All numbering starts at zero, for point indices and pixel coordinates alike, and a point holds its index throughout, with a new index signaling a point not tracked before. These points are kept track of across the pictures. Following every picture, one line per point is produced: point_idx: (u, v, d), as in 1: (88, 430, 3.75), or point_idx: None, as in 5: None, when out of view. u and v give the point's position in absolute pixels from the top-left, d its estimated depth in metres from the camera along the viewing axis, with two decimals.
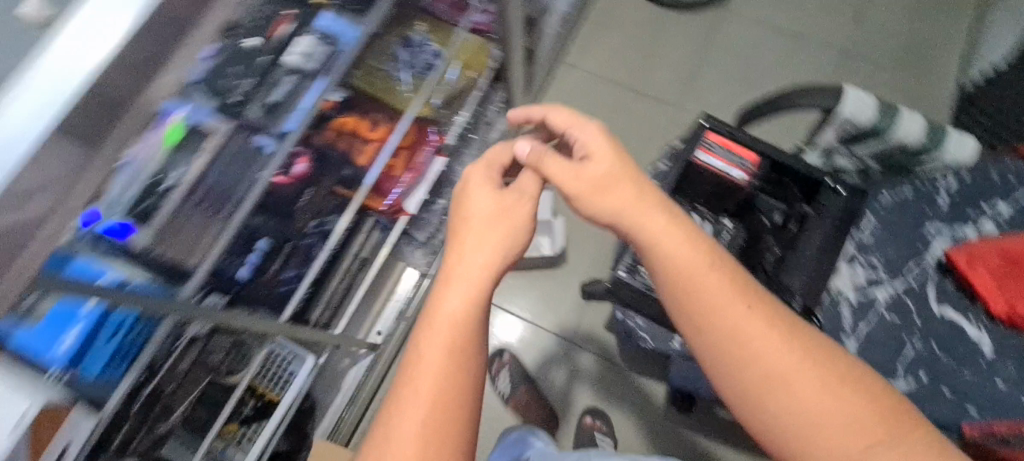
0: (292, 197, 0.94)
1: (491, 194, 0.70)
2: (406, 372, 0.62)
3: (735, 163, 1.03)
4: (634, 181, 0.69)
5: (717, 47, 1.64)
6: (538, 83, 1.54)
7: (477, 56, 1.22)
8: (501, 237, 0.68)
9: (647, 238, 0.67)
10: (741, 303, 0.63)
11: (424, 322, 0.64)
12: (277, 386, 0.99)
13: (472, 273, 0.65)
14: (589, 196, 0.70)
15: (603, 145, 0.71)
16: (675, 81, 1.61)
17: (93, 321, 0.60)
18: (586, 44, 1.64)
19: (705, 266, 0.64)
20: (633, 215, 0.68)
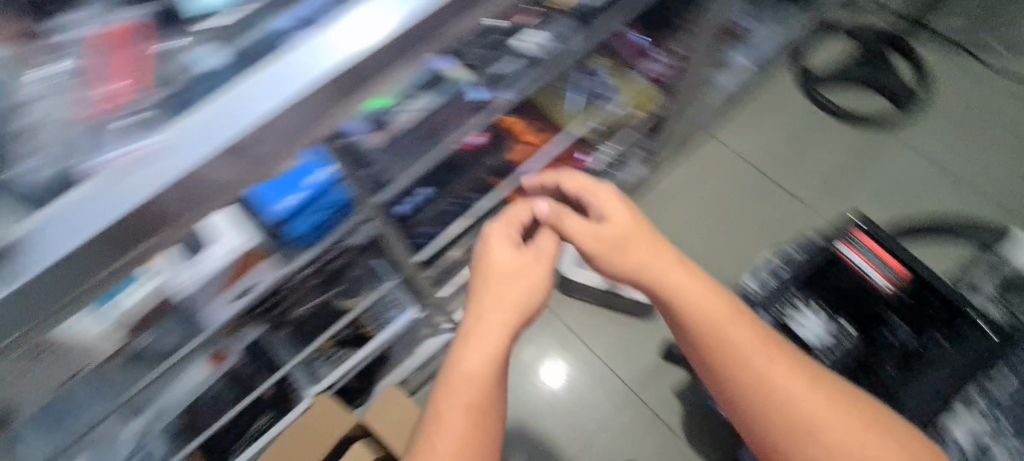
0: (454, 166, 1.04)
1: (510, 255, 0.79)
2: (437, 406, 0.72)
3: (875, 262, 1.03)
4: (651, 240, 0.78)
5: (871, 166, 1.61)
6: (684, 144, 1.58)
7: (645, 99, 1.28)
8: (520, 291, 0.77)
9: (671, 295, 0.75)
10: (752, 339, 0.73)
11: (449, 371, 0.73)
12: (375, 322, 1.13)
13: (493, 325, 0.75)
14: (611, 257, 0.78)
15: (619, 208, 0.80)
16: (817, 185, 1.59)
17: (315, 190, 0.74)
18: (737, 124, 1.67)
19: (718, 310, 0.74)
20: (658, 270, 0.76)
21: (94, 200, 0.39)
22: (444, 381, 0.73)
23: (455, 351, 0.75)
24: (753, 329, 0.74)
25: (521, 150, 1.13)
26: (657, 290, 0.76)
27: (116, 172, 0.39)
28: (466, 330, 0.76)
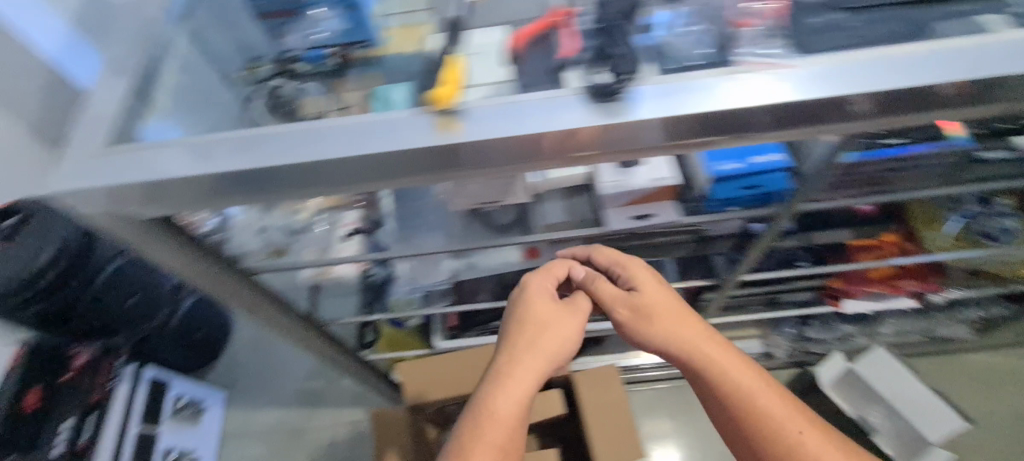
0: (817, 222, 0.94)
1: (543, 298, 0.72)
2: (463, 441, 0.62)
3: None
4: (683, 310, 0.70)
5: None
6: None
7: None
8: (554, 339, 0.69)
9: (704, 366, 0.67)
10: (789, 409, 0.65)
11: (482, 409, 0.63)
12: None
13: (526, 372, 0.66)
14: (641, 324, 0.70)
15: (647, 275, 0.73)
16: None
17: (761, 168, 0.65)
18: None
19: (746, 377, 0.66)
20: (690, 342, 0.68)
21: (712, 86, 0.46)
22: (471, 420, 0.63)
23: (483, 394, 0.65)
24: (786, 397, 0.66)
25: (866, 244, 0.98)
26: (690, 362, 0.68)
27: (729, 73, 0.47)
28: (495, 374, 0.66)
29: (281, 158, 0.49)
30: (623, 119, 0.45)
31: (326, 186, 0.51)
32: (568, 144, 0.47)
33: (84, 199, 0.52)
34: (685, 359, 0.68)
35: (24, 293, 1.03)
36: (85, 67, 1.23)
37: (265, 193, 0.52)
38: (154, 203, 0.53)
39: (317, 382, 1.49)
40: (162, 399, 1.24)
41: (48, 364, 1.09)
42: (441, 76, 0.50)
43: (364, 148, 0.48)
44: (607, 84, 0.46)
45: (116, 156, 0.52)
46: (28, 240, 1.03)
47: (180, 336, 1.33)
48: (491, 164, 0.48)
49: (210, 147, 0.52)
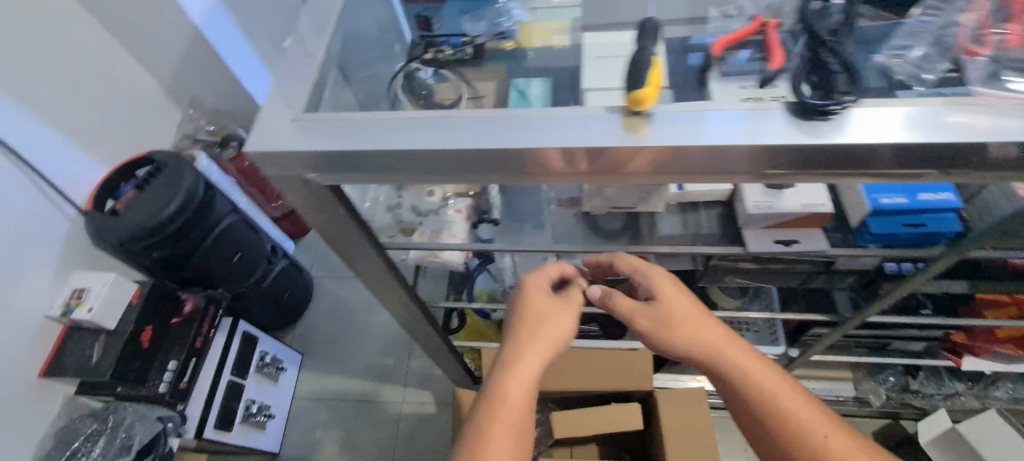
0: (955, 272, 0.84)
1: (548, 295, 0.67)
2: (477, 434, 0.55)
3: None
4: (707, 319, 0.62)
5: None
6: None
7: None
8: (560, 339, 0.64)
9: (738, 379, 0.58)
10: (839, 434, 0.55)
11: (487, 406, 0.57)
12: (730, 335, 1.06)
13: (531, 368, 0.60)
14: (663, 334, 0.62)
15: (669, 282, 0.65)
16: None
17: (926, 206, 0.61)
18: None
19: (784, 392, 0.57)
20: (711, 345, 0.60)
21: (938, 117, 0.41)
22: (477, 418, 0.56)
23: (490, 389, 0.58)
24: (832, 418, 0.56)
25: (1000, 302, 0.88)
26: (721, 375, 0.59)
27: (961, 104, 0.41)
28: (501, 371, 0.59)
29: (463, 142, 0.46)
30: (833, 142, 0.41)
31: (504, 173, 0.49)
32: (763, 160, 0.43)
33: (261, 162, 0.49)
34: (715, 372, 0.60)
35: (153, 236, 1.11)
36: (232, 47, 1.32)
37: (441, 176, 0.50)
38: (330, 172, 0.50)
39: (388, 359, 1.52)
40: (252, 352, 1.31)
41: (162, 306, 1.14)
42: (648, 72, 0.43)
43: (552, 142, 0.45)
44: (819, 101, 0.41)
45: (288, 118, 0.49)
46: (161, 186, 1.14)
47: (269, 297, 1.43)
48: (674, 170, 0.46)
49: (361, 126, 0.48)
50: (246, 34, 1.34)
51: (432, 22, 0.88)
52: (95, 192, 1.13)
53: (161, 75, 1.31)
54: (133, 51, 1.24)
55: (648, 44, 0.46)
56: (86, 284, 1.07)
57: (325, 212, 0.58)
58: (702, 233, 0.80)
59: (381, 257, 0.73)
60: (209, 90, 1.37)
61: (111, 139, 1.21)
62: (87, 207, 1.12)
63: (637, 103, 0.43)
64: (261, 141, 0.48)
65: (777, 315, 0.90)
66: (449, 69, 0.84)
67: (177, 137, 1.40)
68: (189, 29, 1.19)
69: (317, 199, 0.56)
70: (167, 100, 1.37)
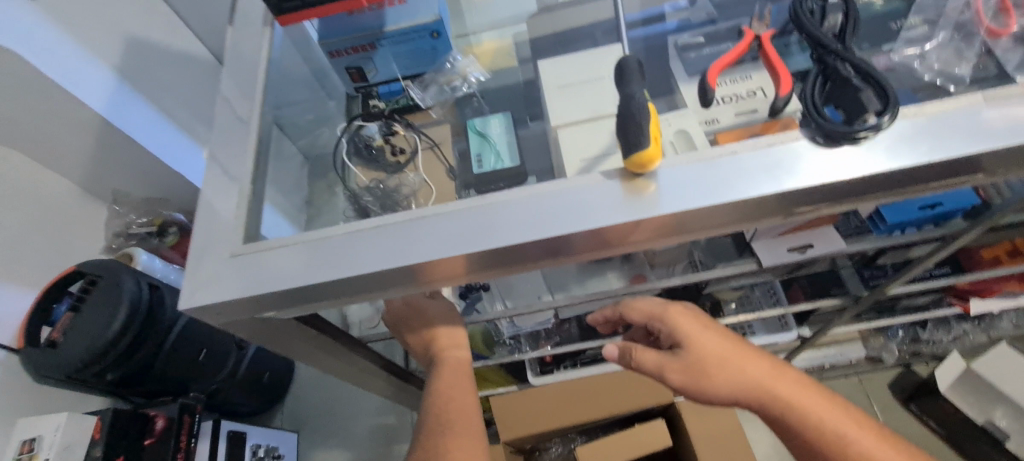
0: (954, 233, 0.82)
1: (433, 306, 0.63)
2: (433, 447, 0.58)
3: None
4: (741, 353, 0.58)
5: None
6: None
7: None
8: (465, 350, 0.65)
9: (783, 411, 0.57)
10: (880, 443, 0.56)
11: (433, 444, 0.58)
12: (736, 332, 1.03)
13: (461, 388, 0.62)
14: (700, 385, 0.58)
15: (693, 321, 0.60)
16: None
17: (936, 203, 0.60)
18: None
19: (827, 413, 0.56)
20: (753, 383, 0.57)
21: (980, 118, 0.36)
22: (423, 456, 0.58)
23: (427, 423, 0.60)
24: (869, 424, 0.57)
25: (984, 253, 0.88)
26: (766, 409, 0.57)
27: (1000, 98, 0.36)
28: (432, 400, 0.61)
29: (445, 248, 0.39)
30: (876, 169, 0.35)
31: (497, 267, 0.41)
32: (798, 200, 0.37)
33: (208, 313, 0.40)
34: (761, 406, 0.58)
35: (103, 360, 0.99)
36: (150, 127, 1.18)
37: (426, 282, 0.42)
38: (292, 306, 0.41)
39: (390, 417, 1.43)
40: (243, 447, 1.21)
41: (130, 429, 1.01)
42: (647, 128, 0.36)
43: (549, 230, 0.38)
44: (847, 125, 0.36)
45: (224, 256, 0.41)
46: (99, 301, 1.02)
47: (248, 383, 1.32)
48: (691, 230, 0.40)
49: (308, 250, 0.40)
50: (163, 113, 1.22)
51: (365, 72, 0.76)
52: (25, 324, 0.99)
53: (75, 175, 1.18)
54: (37, 157, 1.11)
55: (635, 89, 0.39)
56: (36, 432, 0.93)
57: (296, 339, 0.50)
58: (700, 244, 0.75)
59: (366, 356, 0.64)
60: (134, 180, 1.24)
61: (33, 259, 1.08)
62: (21, 343, 0.99)
63: (640, 166, 0.36)
64: (204, 292, 0.39)
65: (787, 308, 0.85)
66: (394, 118, 0.77)
67: (108, 237, 1.27)
68: (96, 122, 1.06)
69: (287, 334, 0.48)
70: (88, 200, 1.24)
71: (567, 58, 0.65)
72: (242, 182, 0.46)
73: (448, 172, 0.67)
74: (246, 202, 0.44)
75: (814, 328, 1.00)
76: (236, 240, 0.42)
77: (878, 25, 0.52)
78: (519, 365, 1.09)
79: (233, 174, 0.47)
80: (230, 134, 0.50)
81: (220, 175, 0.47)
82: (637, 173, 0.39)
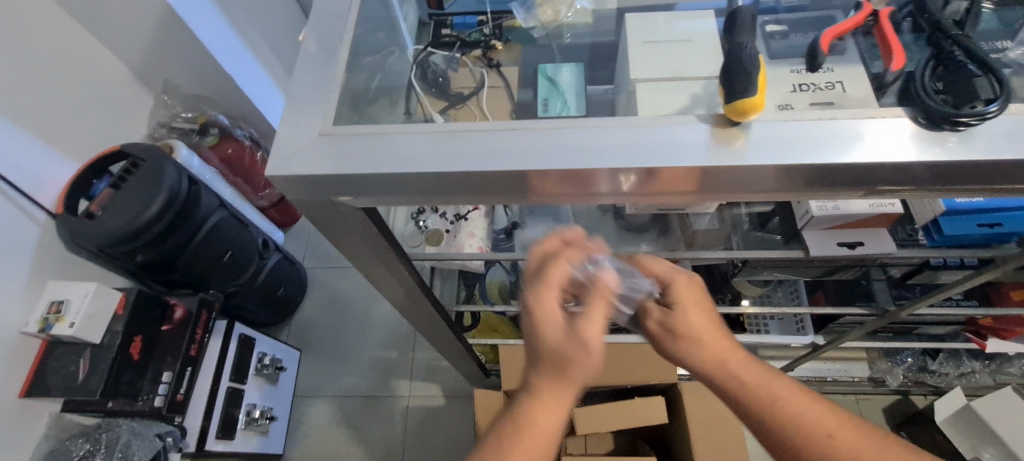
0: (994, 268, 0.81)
1: (550, 303, 0.47)
2: None
3: None
4: (708, 325, 0.59)
5: None
6: None
7: None
8: (557, 419, 0.46)
9: (729, 383, 0.54)
10: (811, 404, 0.51)
11: None
12: (753, 328, 1.05)
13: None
14: (671, 347, 0.59)
15: (690, 292, 0.60)
16: None
17: (1001, 218, 0.58)
18: None
19: (761, 376, 0.54)
20: (712, 353, 0.57)
21: None
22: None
23: None
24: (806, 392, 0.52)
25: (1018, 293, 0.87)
26: (716, 381, 0.55)
27: None
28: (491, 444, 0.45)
29: (518, 162, 0.39)
30: (973, 158, 0.35)
31: (568, 193, 0.42)
32: (883, 178, 0.37)
33: (287, 187, 0.42)
34: (707, 374, 0.56)
35: (135, 240, 1.01)
36: (212, 24, 1.18)
37: (497, 196, 0.43)
38: (367, 195, 0.43)
39: (392, 352, 1.47)
40: (250, 354, 1.24)
41: (150, 313, 1.04)
42: (756, 78, 0.36)
43: (621, 162, 0.38)
44: (954, 108, 0.36)
45: (309, 134, 0.42)
46: (139, 184, 1.03)
47: (263, 294, 1.35)
48: (756, 190, 0.40)
49: (378, 141, 0.41)
50: (225, 14, 1.22)
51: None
52: (66, 193, 1.01)
53: (129, 58, 1.19)
54: (97, 33, 1.12)
55: (745, 42, 0.39)
56: (65, 296, 0.96)
57: (354, 234, 0.51)
58: (742, 229, 0.75)
59: (408, 273, 0.65)
60: (186, 75, 1.26)
61: (79, 132, 1.10)
62: (59, 209, 1.01)
63: (741, 113, 0.36)
64: (290, 161, 0.40)
65: (808, 310, 0.86)
66: (462, 49, 0.78)
67: (151, 126, 1.30)
68: (160, 8, 1.06)
69: (349, 228, 0.49)
70: (138, 86, 1.26)
71: (654, 16, 0.64)
72: (331, 69, 0.46)
73: (513, 109, 0.68)
74: (336, 87, 0.45)
75: (828, 336, 1.00)
76: (325, 121, 0.43)
77: (987, 31, 0.51)
78: None
79: (322, 60, 0.46)
80: (321, 18, 0.49)
81: (309, 56, 0.47)
82: (730, 122, 0.39)
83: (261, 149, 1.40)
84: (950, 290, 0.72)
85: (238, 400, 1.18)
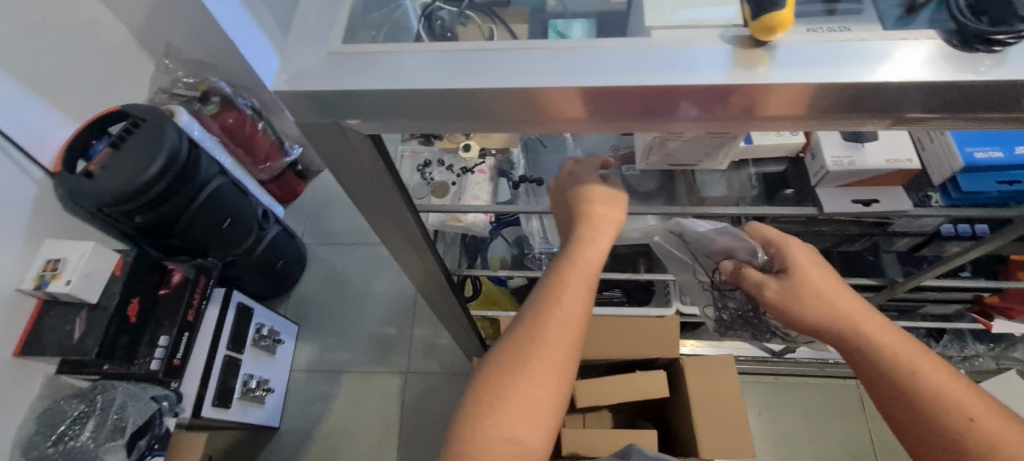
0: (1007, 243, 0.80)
1: (597, 186, 0.55)
2: (513, 363, 0.49)
3: None
4: (832, 284, 0.56)
5: None
6: None
7: None
8: (597, 258, 0.52)
9: (865, 348, 0.53)
10: (957, 385, 0.50)
11: (516, 355, 0.49)
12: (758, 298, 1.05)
13: (579, 293, 0.51)
14: (789, 307, 0.58)
15: (807, 255, 0.58)
16: None
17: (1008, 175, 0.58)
18: None
19: (903, 347, 0.52)
20: (841, 315, 0.55)
21: None
22: (511, 342, 0.50)
23: (515, 343, 0.50)
24: (951, 372, 0.51)
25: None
26: (847, 344, 0.54)
27: None
28: (542, 290, 0.52)
29: (544, 79, 0.38)
30: (1008, 77, 0.34)
31: (587, 121, 0.41)
32: (912, 103, 0.36)
33: (294, 106, 0.41)
34: (840, 336, 0.55)
35: (136, 200, 1.00)
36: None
37: (509, 123, 0.42)
38: (376, 119, 0.41)
39: (391, 329, 1.46)
40: (248, 324, 1.23)
41: (149, 277, 1.03)
42: None
43: (647, 79, 0.37)
44: (987, 27, 0.35)
45: (314, 53, 0.40)
46: (141, 143, 1.02)
47: (262, 265, 1.33)
48: (780, 116, 0.39)
49: (394, 59, 0.39)
50: None
51: None
52: (64, 151, 1.00)
53: (131, 19, 1.18)
54: None
55: None
56: (62, 254, 0.95)
57: (360, 171, 0.50)
58: (751, 194, 0.72)
59: (416, 228, 0.64)
60: (187, 40, 1.24)
61: (78, 92, 1.08)
62: (57, 168, 0.99)
63: (769, 30, 0.35)
64: (297, 79, 0.39)
65: None
66: (471, 8, 0.76)
67: (152, 92, 1.28)
68: None
69: (358, 161, 0.48)
70: (138, 50, 1.25)
71: None
72: None
73: None
74: (345, 8, 0.44)
75: None
76: (334, 40, 0.41)
77: None
78: (533, 294, 1.10)
79: None
80: None
81: None
82: (755, 44, 0.38)
83: (261, 121, 1.37)
84: (962, 258, 0.71)
85: (235, 370, 1.17)
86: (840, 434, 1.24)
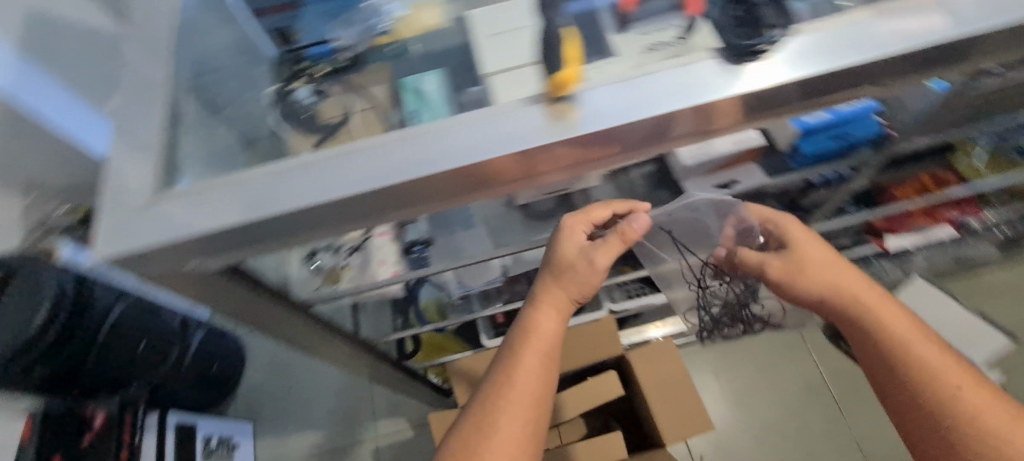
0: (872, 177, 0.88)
1: (572, 247, 0.60)
2: (478, 430, 0.55)
3: None
4: (835, 262, 0.59)
5: None
6: None
7: None
8: (554, 323, 0.61)
9: (862, 319, 0.58)
10: (941, 354, 0.55)
11: (482, 425, 0.56)
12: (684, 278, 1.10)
13: (534, 360, 0.59)
14: (793, 284, 0.61)
15: (812, 236, 0.61)
16: None
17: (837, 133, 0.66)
18: None
19: (896, 321, 0.57)
20: (843, 292, 0.59)
21: (867, 30, 0.39)
22: (476, 412, 0.57)
23: (480, 411, 0.57)
24: (937, 341, 0.56)
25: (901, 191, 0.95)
26: (844, 315, 0.59)
27: (887, 10, 0.40)
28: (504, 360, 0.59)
29: (369, 181, 0.40)
30: (774, 81, 0.38)
31: (424, 204, 0.42)
32: (709, 117, 0.40)
33: (126, 265, 0.42)
34: (839, 309, 0.59)
35: (29, 353, 0.92)
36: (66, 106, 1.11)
37: (349, 223, 0.43)
38: (218, 253, 0.43)
39: (348, 399, 1.42)
40: (193, 441, 1.17)
41: (65, 428, 1.01)
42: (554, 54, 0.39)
43: (463, 157, 0.39)
44: (746, 39, 0.39)
45: (134, 207, 0.42)
46: (19, 293, 0.92)
47: (196, 373, 1.27)
48: (598, 156, 0.42)
49: (245, 189, 0.41)
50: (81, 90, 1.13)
51: (291, 32, 0.64)
52: None
53: None
54: None
55: None
56: None
57: (226, 296, 0.51)
58: (638, 193, 0.74)
59: (308, 320, 0.65)
60: (44, 160, 1.14)
61: None
62: None
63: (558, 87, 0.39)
64: (113, 242, 0.40)
65: None
66: None
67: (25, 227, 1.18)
68: None
69: (227, 289, 0.50)
70: None
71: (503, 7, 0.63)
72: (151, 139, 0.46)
73: None
74: (154, 157, 0.45)
75: None
76: (147, 190, 0.43)
77: None
78: (474, 330, 1.10)
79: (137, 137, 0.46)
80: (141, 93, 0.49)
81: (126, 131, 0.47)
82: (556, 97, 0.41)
83: None
84: None
85: None
86: (793, 375, 1.31)
